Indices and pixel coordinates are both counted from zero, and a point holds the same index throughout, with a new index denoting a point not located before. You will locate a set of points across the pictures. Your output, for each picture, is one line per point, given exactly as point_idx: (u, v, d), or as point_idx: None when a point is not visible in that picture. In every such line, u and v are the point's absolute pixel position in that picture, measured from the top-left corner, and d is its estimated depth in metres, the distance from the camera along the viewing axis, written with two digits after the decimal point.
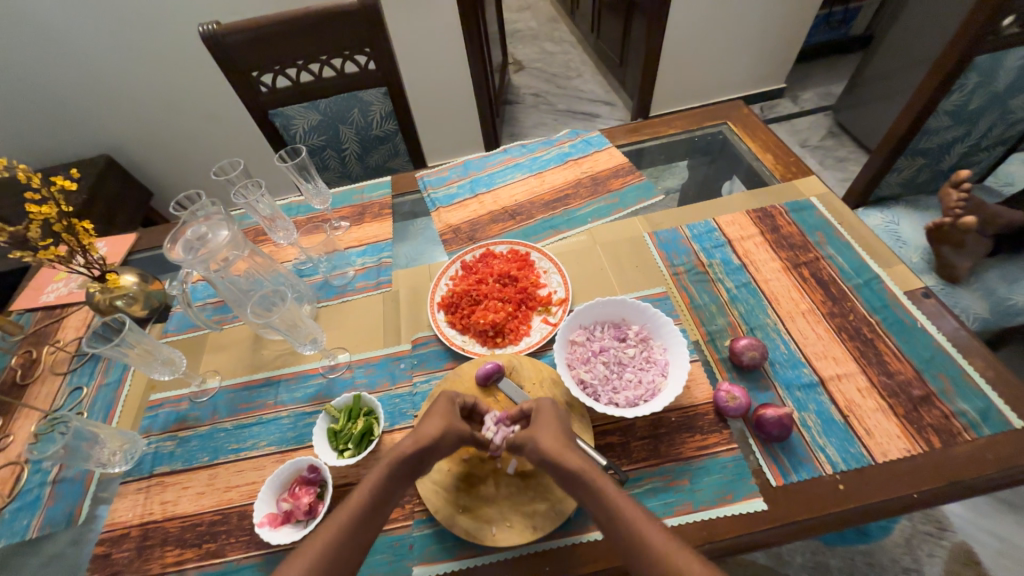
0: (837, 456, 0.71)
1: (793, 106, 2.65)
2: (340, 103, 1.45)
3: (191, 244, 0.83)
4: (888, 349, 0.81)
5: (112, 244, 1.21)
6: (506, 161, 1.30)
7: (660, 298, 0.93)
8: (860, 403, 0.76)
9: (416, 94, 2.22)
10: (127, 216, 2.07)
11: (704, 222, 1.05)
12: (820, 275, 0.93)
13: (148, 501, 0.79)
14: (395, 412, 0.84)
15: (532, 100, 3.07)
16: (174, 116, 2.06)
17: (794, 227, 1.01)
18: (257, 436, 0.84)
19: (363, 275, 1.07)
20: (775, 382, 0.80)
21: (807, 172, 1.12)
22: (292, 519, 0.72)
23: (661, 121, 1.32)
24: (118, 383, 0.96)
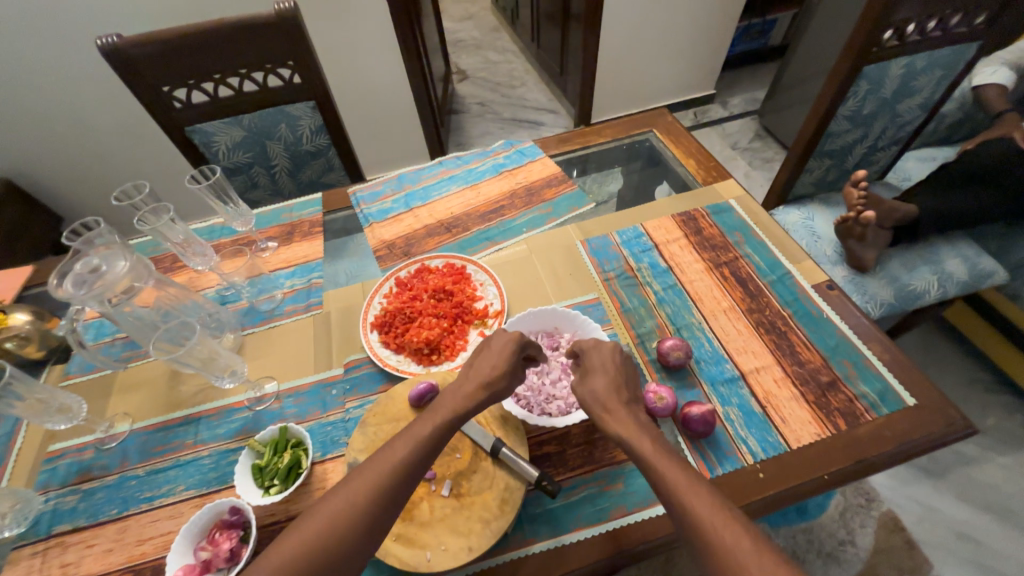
0: (757, 446, 0.75)
1: (723, 111, 2.81)
2: (266, 117, 1.39)
3: (82, 278, 0.76)
4: (800, 340, 0.87)
5: (4, 279, 1.09)
6: (441, 173, 1.29)
7: (593, 304, 0.95)
8: (776, 394, 0.81)
9: (353, 107, 2.17)
10: (33, 245, 1.88)
11: (633, 227, 1.09)
12: (738, 273, 0.98)
13: (45, 566, 0.71)
14: (326, 442, 0.80)
15: (477, 109, 3.08)
16: (83, 134, 1.90)
17: (715, 229, 1.06)
18: (174, 480, 0.78)
19: (292, 298, 1.02)
20: (700, 379, 0.83)
21: (726, 175, 1.19)
22: (212, 569, 0.66)
23: (591, 130, 1.36)
24: (9, 436, 0.86)
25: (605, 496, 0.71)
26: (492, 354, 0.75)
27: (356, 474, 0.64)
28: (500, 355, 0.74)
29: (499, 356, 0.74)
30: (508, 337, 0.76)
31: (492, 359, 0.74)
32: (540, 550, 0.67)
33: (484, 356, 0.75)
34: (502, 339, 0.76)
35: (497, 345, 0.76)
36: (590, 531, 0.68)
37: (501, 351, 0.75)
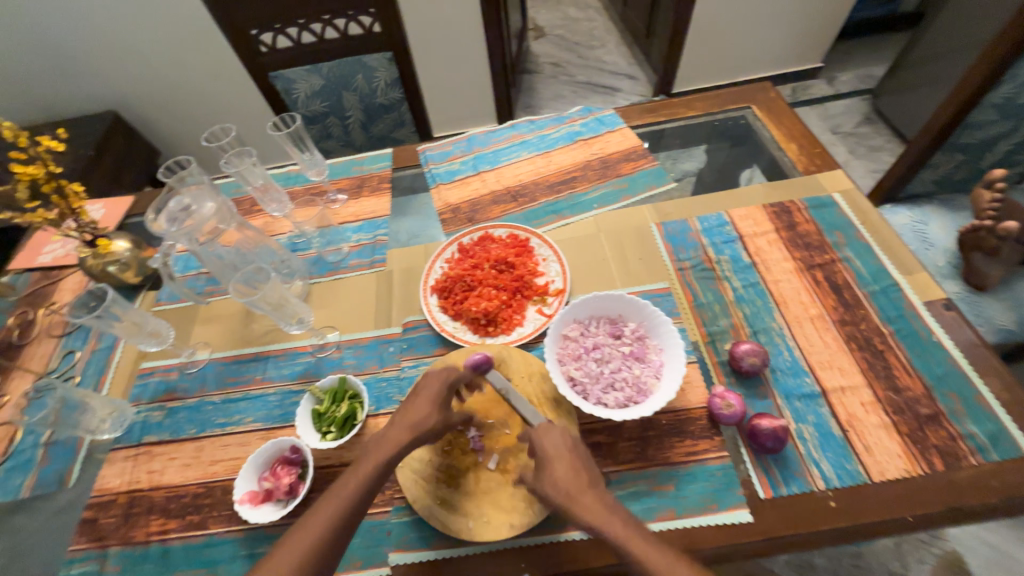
0: (832, 472, 0.68)
1: (829, 88, 2.48)
2: (344, 66, 1.38)
3: (176, 216, 0.82)
4: (899, 362, 0.77)
5: (110, 207, 1.19)
6: (512, 137, 1.23)
7: (662, 294, 0.89)
8: (862, 418, 0.72)
9: (426, 60, 2.12)
10: (133, 175, 2.05)
11: (716, 215, 1.00)
12: (834, 279, 0.87)
13: (136, 470, 0.80)
14: (380, 397, 0.82)
15: (551, 69, 2.92)
16: (178, 73, 2.00)
17: (812, 225, 0.95)
18: (243, 411, 0.84)
19: (357, 253, 1.04)
20: (774, 390, 0.76)
21: (833, 165, 1.04)
22: (272, 498, 0.72)
23: (680, 102, 1.23)
24: (110, 349, 0.96)
25: (653, 496, 0.69)
26: (422, 398, 0.68)
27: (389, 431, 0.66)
28: (432, 397, 0.68)
29: (428, 398, 0.68)
30: (436, 378, 0.70)
31: (420, 402, 0.68)
32: (579, 538, 0.66)
33: (415, 395, 0.69)
34: (432, 381, 0.70)
35: (426, 389, 0.69)
36: None
37: (430, 394, 0.69)
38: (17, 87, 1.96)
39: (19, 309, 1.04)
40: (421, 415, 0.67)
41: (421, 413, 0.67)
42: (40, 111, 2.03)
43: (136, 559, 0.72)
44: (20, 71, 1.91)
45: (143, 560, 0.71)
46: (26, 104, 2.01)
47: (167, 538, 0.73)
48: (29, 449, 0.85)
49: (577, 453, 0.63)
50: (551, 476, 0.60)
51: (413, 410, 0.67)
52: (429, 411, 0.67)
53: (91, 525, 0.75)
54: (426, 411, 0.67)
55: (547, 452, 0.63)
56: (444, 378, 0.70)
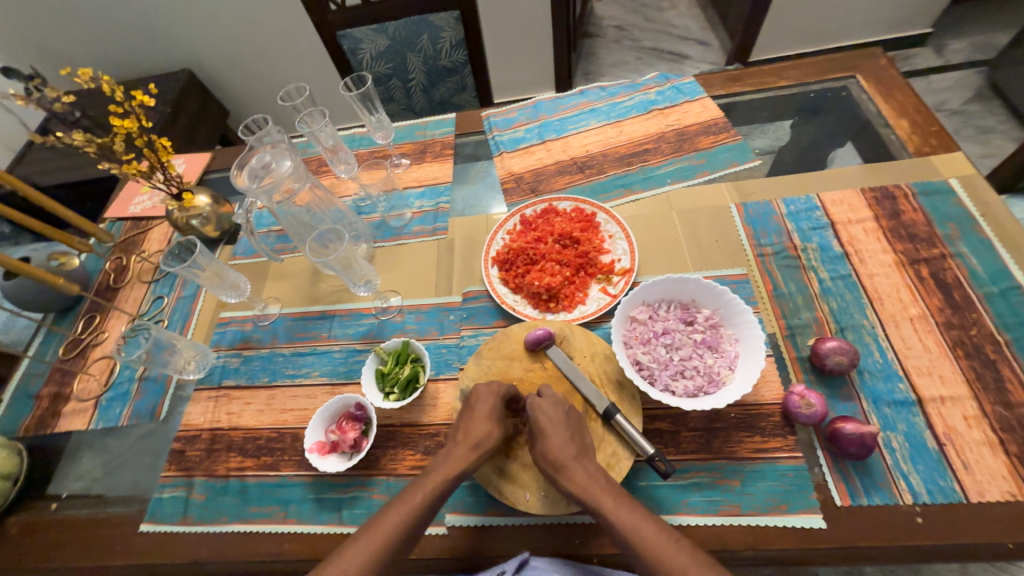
0: (921, 486, 0.62)
1: (936, 58, 2.17)
2: (410, 26, 1.35)
3: (256, 172, 0.84)
4: (1014, 375, 0.68)
5: (190, 163, 1.26)
6: (581, 104, 1.17)
7: (739, 281, 0.83)
8: (962, 433, 0.65)
9: (487, 21, 2.04)
10: (205, 133, 2.15)
11: (806, 198, 0.91)
12: (942, 276, 0.78)
13: (216, 410, 0.86)
14: (440, 362, 0.84)
15: (615, 33, 2.75)
16: (247, 33, 2.04)
17: (921, 214, 0.84)
18: (311, 365, 0.88)
19: (420, 219, 1.04)
20: (860, 393, 0.70)
21: (951, 146, 0.92)
22: (338, 450, 0.76)
23: (771, 69, 1.12)
24: (193, 297, 1.03)
25: (717, 489, 0.66)
26: (479, 416, 0.68)
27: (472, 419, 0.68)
28: (488, 415, 0.68)
29: (485, 415, 0.68)
30: (489, 394, 0.70)
31: (477, 421, 0.67)
32: None
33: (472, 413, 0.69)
34: (483, 396, 0.70)
35: (479, 407, 0.69)
36: (692, 520, 0.64)
37: (486, 412, 0.68)
38: (104, 44, 2.07)
39: (114, 255, 1.13)
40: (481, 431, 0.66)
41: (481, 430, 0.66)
42: (123, 68, 2.15)
43: (218, 491, 0.78)
44: (106, 28, 2.01)
45: (224, 492, 0.78)
46: (111, 61, 2.13)
47: (244, 475, 0.79)
48: (126, 382, 0.94)
49: (572, 422, 0.67)
50: (550, 449, 0.64)
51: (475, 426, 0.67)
52: (489, 427, 0.67)
53: (179, 456, 0.83)
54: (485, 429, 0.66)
55: (540, 425, 0.66)
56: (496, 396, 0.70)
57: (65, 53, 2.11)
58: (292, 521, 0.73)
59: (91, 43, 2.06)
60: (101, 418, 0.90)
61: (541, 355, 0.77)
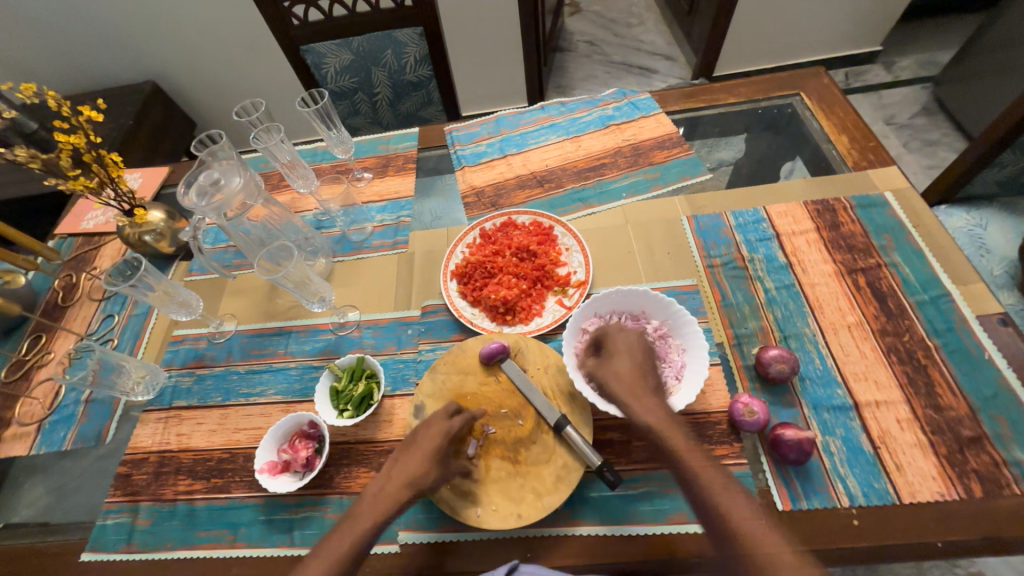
0: (858, 489, 0.65)
1: (886, 74, 2.29)
2: (374, 41, 1.36)
3: (204, 189, 0.82)
4: (943, 379, 0.72)
5: (147, 177, 1.23)
6: (542, 119, 1.19)
7: (689, 292, 0.85)
8: (895, 436, 0.68)
9: (457, 36, 2.07)
10: (169, 146, 2.10)
11: (753, 210, 0.94)
12: (877, 285, 0.82)
13: (166, 431, 0.84)
14: (397, 378, 0.83)
15: (586, 48, 2.81)
16: (213, 45, 2.02)
17: (858, 226, 0.88)
18: (266, 383, 0.87)
19: (380, 233, 1.04)
20: (801, 399, 0.73)
21: (887, 161, 0.97)
22: (290, 469, 0.74)
23: (721, 86, 1.16)
24: (145, 315, 1.01)
25: (666, 497, 0.67)
26: (418, 452, 0.66)
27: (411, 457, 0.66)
28: (429, 453, 0.66)
29: (426, 453, 0.66)
30: (435, 431, 0.67)
31: (414, 460, 0.65)
32: (586, 533, 0.66)
33: (415, 440, 0.67)
34: (428, 432, 0.67)
35: (423, 441, 0.67)
36: (642, 529, 0.65)
37: (429, 449, 0.66)
38: (62, 55, 2.02)
39: (63, 272, 1.09)
40: (417, 470, 0.65)
41: (416, 470, 0.65)
42: (83, 80, 2.10)
43: (165, 515, 0.76)
44: (64, 40, 1.96)
45: (171, 517, 0.75)
46: (69, 72, 2.07)
47: (193, 499, 0.76)
48: (71, 405, 0.90)
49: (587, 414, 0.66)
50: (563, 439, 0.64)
51: (406, 466, 0.65)
52: (427, 465, 0.65)
53: (125, 481, 0.80)
54: (421, 467, 0.65)
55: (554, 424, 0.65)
56: (444, 432, 0.67)
57: (21, 64, 2.05)
58: (242, 545, 0.71)
59: (49, 54, 2.01)
60: (42, 444, 0.86)
61: (495, 367, 0.77)
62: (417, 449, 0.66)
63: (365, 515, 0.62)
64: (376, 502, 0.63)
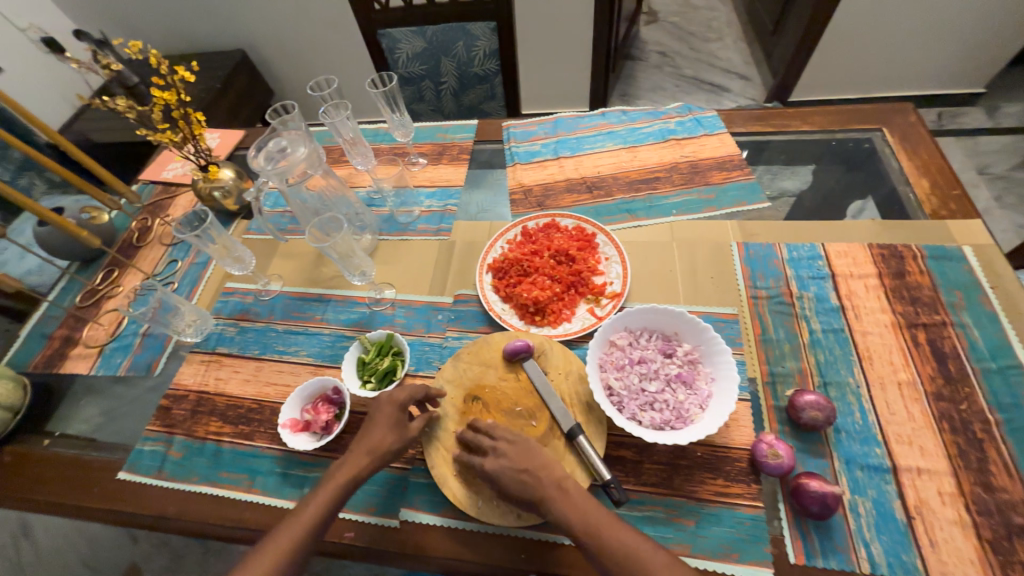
0: (882, 557, 0.60)
1: (986, 119, 2.09)
2: (448, 31, 1.39)
3: (273, 155, 0.88)
4: (1000, 458, 0.65)
5: (224, 138, 1.33)
6: (601, 126, 1.18)
7: (728, 320, 0.82)
8: (935, 508, 0.63)
9: (529, 34, 2.08)
10: (248, 110, 2.24)
11: (810, 245, 0.90)
12: (938, 344, 0.75)
13: (206, 374, 0.90)
14: (421, 359, 0.85)
15: (657, 58, 2.75)
16: (300, 21, 2.14)
17: (926, 278, 0.82)
18: (300, 344, 0.91)
19: (426, 218, 1.06)
20: (833, 452, 0.69)
21: (970, 213, 0.89)
22: (310, 429, 0.78)
23: (796, 112, 1.11)
24: (204, 265, 1.09)
25: (670, 526, 0.65)
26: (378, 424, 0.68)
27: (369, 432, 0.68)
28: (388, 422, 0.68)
29: (386, 421, 0.68)
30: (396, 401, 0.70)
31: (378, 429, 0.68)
32: (583, 546, 0.65)
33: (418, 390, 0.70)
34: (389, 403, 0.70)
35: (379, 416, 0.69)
36: None
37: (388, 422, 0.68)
38: (168, 18, 2.20)
39: (141, 215, 1.20)
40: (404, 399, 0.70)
41: (379, 438, 0.67)
42: (183, 42, 2.28)
43: (194, 451, 0.82)
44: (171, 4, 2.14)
45: (199, 453, 0.81)
46: (172, 34, 2.26)
47: (220, 440, 0.82)
48: (130, 336, 0.99)
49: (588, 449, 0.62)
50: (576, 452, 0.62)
51: (370, 436, 0.67)
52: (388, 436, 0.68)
53: (165, 413, 0.87)
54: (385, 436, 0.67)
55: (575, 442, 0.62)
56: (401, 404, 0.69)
57: (134, 23, 2.26)
58: (256, 491, 0.76)
59: (157, 16, 2.20)
60: (101, 366, 0.96)
61: (517, 366, 0.77)
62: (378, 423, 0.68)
63: (339, 473, 0.65)
64: (345, 465, 0.65)
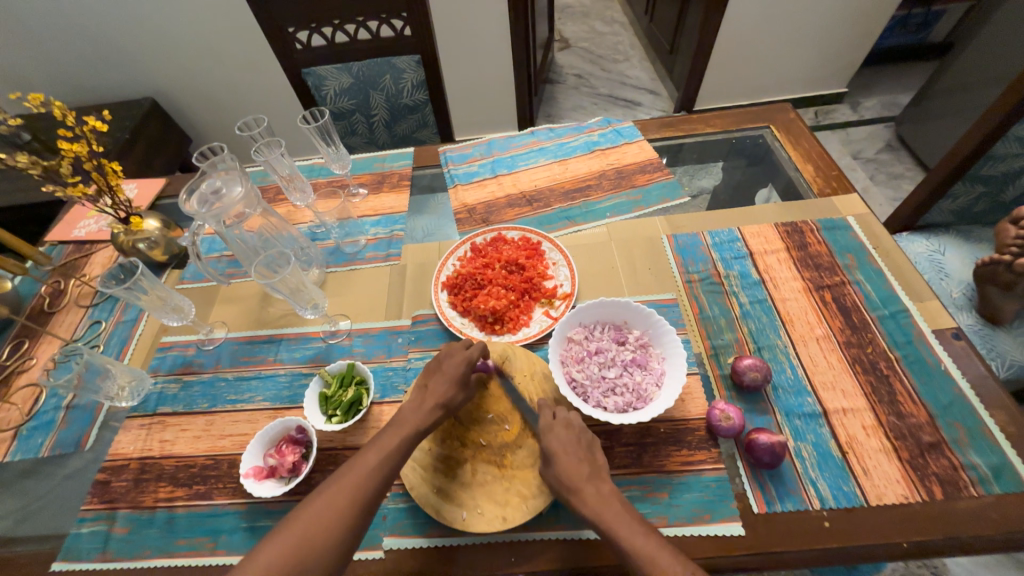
0: (828, 492, 0.68)
1: (852, 113, 2.46)
2: (374, 66, 1.43)
3: (205, 198, 0.85)
4: (904, 388, 0.76)
5: (142, 188, 1.26)
6: (532, 143, 1.26)
7: (669, 305, 0.90)
8: (862, 441, 0.72)
9: (453, 65, 2.17)
10: (163, 159, 2.12)
11: (728, 230, 1.01)
12: (842, 301, 0.87)
13: (149, 438, 0.83)
14: (386, 385, 0.85)
15: (574, 80, 2.96)
16: (215, 65, 2.08)
17: (824, 247, 0.95)
18: (254, 389, 0.87)
19: (374, 246, 1.07)
20: (774, 406, 0.77)
21: (849, 188, 1.05)
22: (276, 475, 0.74)
23: (699, 117, 1.25)
24: (133, 322, 1.01)
25: (646, 502, 0.69)
26: (443, 376, 0.72)
27: (435, 383, 0.72)
28: (453, 375, 0.72)
29: (450, 375, 0.72)
30: (458, 358, 0.74)
31: (445, 380, 0.72)
32: (569, 538, 0.67)
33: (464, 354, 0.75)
34: (452, 359, 0.74)
35: (448, 366, 0.74)
36: None
37: (454, 374, 0.72)
38: (63, 70, 2.05)
39: (51, 278, 1.09)
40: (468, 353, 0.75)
41: (447, 390, 0.71)
42: (80, 93, 2.13)
43: (143, 523, 0.74)
44: (64, 54, 2.00)
45: (149, 524, 0.74)
46: (68, 87, 2.11)
47: (173, 505, 0.75)
48: (50, 411, 0.89)
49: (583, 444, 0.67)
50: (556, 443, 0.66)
51: (434, 390, 0.71)
52: (452, 389, 0.72)
53: (103, 488, 0.79)
54: (449, 387, 0.71)
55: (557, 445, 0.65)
56: (464, 358, 0.74)
57: (18, 77, 2.07)
58: (221, 552, 0.70)
59: (49, 69, 2.05)
60: (19, 450, 0.85)
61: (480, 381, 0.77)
62: (442, 375, 0.73)
63: (412, 418, 0.69)
64: (415, 411, 0.70)
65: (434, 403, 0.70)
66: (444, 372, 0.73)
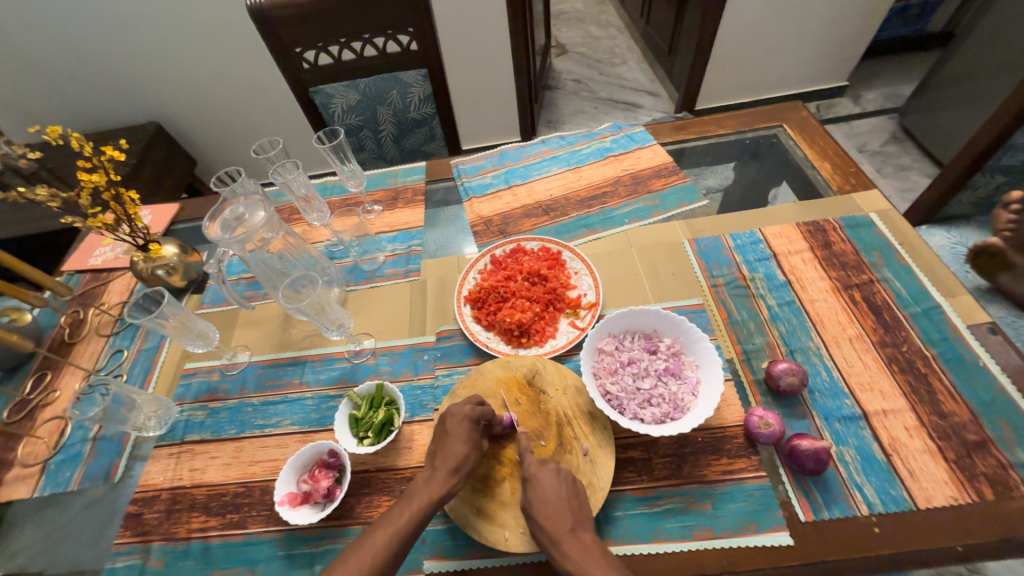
0: (876, 497, 0.66)
1: (854, 106, 2.46)
2: (381, 82, 1.43)
3: (229, 224, 0.85)
4: (943, 386, 0.75)
5: (156, 213, 1.26)
6: (543, 152, 1.26)
7: (696, 310, 0.89)
8: (906, 443, 0.71)
9: (455, 76, 2.18)
10: (171, 183, 2.13)
11: (749, 232, 1.00)
12: (872, 299, 0.86)
13: (178, 467, 0.82)
14: (415, 404, 0.84)
15: (573, 85, 2.97)
16: (219, 86, 2.09)
17: (848, 245, 0.94)
18: (282, 414, 0.86)
19: (392, 262, 1.06)
20: (812, 411, 0.75)
21: (868, 184, 1.04)
22: (310, 501, 0.73)
23: (710, 119, 1.24)
24: (155, 350, 1.00)
25: (689, 514, 0.68)
26: (453, 438, 0.68)
27: (449, 445, 0.67)
28: (463, 437, 0.68)
29: (461, 438, 0.68)
30: (462, 416, 0.70)
31: (455, 443, 0.67)
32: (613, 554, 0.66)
33: (472, 408, 0.70)
34: (459, 417, 0.69)
35: (453, 427, 0.69)
36: (667, 547, 0.66)
37: (461, 433, 0.68)
38: (69, 98, 2.07)
39: (71, 308, 1.09)
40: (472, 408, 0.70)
41: (460, 452, 0.66)
42: (86, 121, 2.14)
43: (178, 556, 0.73)
44: (70, 83, 2.02)
45: (184, 557, 0.73)
46: (74, 115, 2.12)
47: (207, 536, 0.74)
48: (77, 444, 0.88)
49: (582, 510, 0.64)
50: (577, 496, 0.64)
51: (444, 454, 0.67)
52: (466, 448, 0.67)
53: (136, 520, 0.78)
54: (462, 450, 0.67)
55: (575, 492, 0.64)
56: (471, 414, 0.69)
57: (22, 107, 2.08)
58: None
59: (56, 98, 2.07)
60: (47, 485, 0.84)
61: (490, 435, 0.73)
62: (451, 438, 0.68)
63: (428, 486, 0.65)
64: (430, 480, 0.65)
65: (448, 469, 0.65)
66: (458, 432, 0.68)
